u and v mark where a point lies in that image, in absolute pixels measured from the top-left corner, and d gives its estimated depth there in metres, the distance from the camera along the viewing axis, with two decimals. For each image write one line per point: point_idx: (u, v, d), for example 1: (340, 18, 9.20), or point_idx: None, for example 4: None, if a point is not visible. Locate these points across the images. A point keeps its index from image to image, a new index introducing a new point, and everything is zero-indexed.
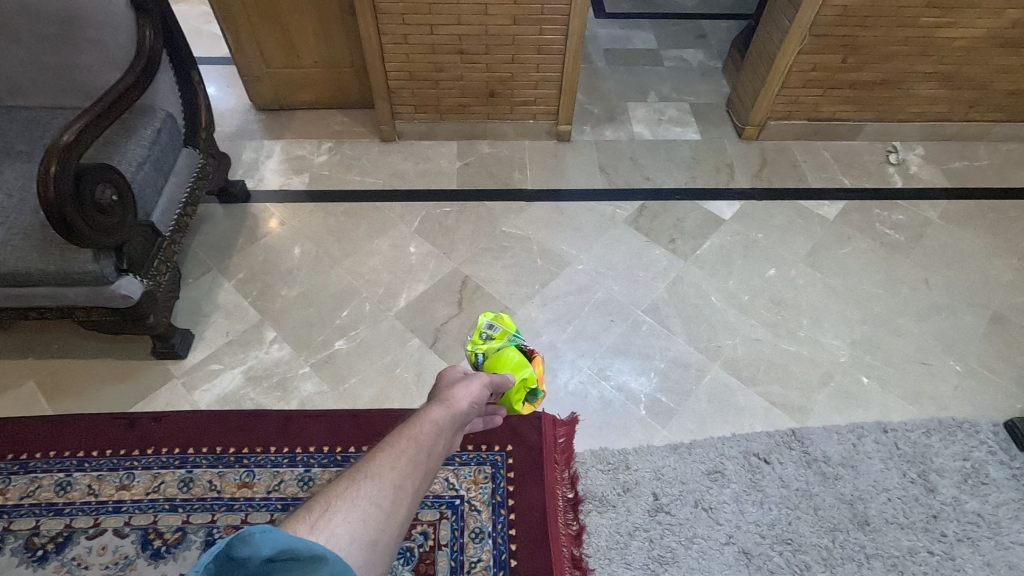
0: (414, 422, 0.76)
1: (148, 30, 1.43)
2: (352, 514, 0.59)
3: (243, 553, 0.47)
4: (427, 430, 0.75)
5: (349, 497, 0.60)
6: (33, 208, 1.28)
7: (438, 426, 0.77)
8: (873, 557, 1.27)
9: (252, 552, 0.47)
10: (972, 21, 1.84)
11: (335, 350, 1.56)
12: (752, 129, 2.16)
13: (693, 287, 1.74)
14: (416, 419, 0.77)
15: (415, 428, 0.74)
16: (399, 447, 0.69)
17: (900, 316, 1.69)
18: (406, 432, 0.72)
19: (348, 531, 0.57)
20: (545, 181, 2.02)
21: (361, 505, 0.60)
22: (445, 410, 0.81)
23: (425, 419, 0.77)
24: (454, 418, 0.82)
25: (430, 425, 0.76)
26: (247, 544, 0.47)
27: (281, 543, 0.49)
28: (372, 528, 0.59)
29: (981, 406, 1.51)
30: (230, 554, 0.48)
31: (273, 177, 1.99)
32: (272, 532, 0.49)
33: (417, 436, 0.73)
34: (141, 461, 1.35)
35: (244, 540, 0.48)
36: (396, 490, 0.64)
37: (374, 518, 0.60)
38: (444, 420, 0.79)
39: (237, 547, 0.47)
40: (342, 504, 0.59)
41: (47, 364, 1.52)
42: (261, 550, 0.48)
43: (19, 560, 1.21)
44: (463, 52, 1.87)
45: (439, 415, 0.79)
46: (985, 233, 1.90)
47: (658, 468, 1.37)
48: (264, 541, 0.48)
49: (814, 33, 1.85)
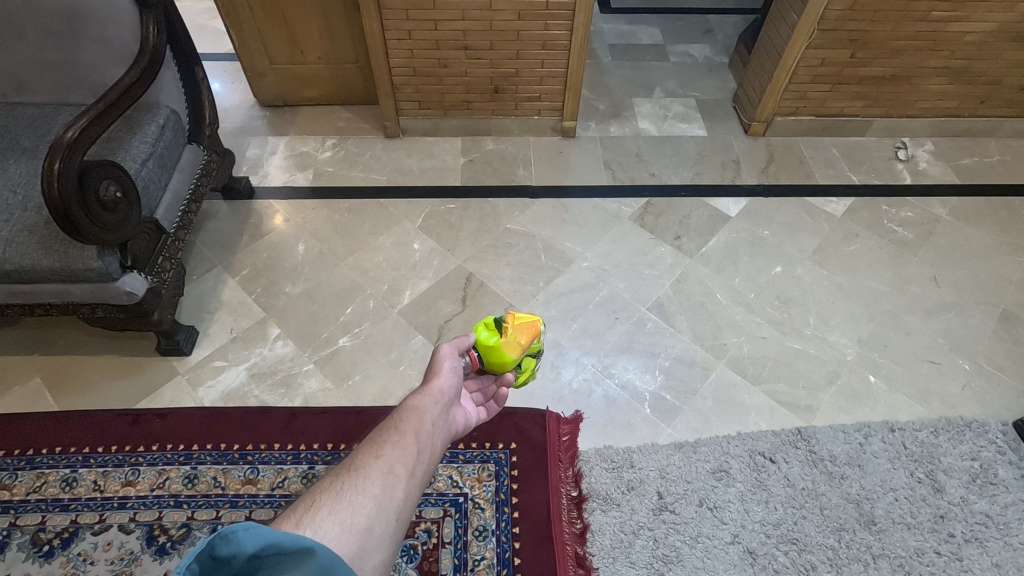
0: (395, 413, 0.75)
1: (151, 27, 1.41)
2: (339, 507, 0.58)
3: (226, 552, 0.45)
4: (410, 417, 0.74)
5: (335, 491, 0.60)
6: (38, 204, 1.28)
7: (422, 412, 0.76)
8: (879, 558, 1.26)
9: (235, 550, 0.45)
10: (984, 15, 1.81)
11: (339, 347, 1.56)
12: (758, 125, 2.14)
13: (699, 284, 1.73)
14: (398, 410, 0.76)
15: (397, 418, 0.74)
16: (382, 438, 0.69)
17: (908, 315, 1.67)
18: (389, 424, 0.72)
19: (337, 523, 0.56)
20: (549, 177, 2.01)
21: (348, 497, 0.60)
22: (427, 396, 0.81)
23: (406, 407, 0.77)
24: (438, 402, 0.81)
25: (412, 412, 0.75)
26: (229, 543, 0.45)
27: (265, 539, 0.46)
28: (362, 516, 0.59)
29: (990, 405, 1.50)
30: (213, 554, 0.45)
31: (277, 173, 1.99)
32: (255, 528, 0.46)
33: (400, 424, 0.72)
34: (146, 457, 1.35)
35: (225, 538, 0.45)
36: (384, 477, 0.64)
37: (363, 508, 0.60)
38: (428, 405, 0.79)
39: (218, 546, 0.45)
40: (327, 499, 0.59)
41: (53, 361, 1.52)
42: (245, 547, 0.45)
43: (25, 555, 1.22)
44: (468, 47, 1.85)
45: (421, 402, 0.78)
46: (994, 230, 1.88)
47: (662, 467, 1.37)
48: (247, 538, 0.45)
49: (823, 28, 1.83)
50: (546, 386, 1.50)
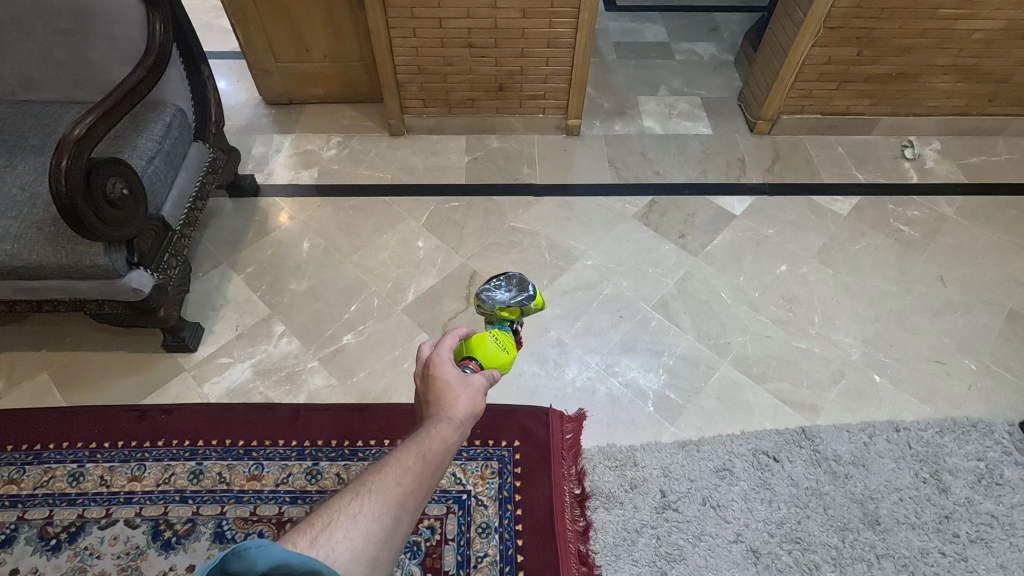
0: (423, 433, 0.70)
1: (157, 24, 1.41)
2: (353, 531, 0.56)
3: (238, 568, 0.44)
4: (436, 446, 0.68)
5: (351, 512, 0.57)
6: (46, 202, 1.29)
7: (448, 441, 0.71)
8: (884, 557, 1.25)
9: (246, 569, 0.43)
10: (992, 13, 1.79)
11: (343, 345, 1.57)
12: (763, 124, 2.13)
13: (703, 283, 1.72)
14: (426, 431, 0.71)
15: (423, 442, 0.68)
16: (405, 463, 0.65)
17: (913, 314, 1.66)
18: (415, 446, 0.67)
19: (349, 547, 0.54)
20: (554, 176, 2.01)
21: (364, 521, 0.57)
22: (456, 420, 0.73)
23: (434, 432, 0.70)
24: (463, 428, 0.74)
25: (439, 439, 0.69)
26: (242, 561, 0.44)
27: (277, 558, 0.45)
28: (372, 545, 0.56)
29: (996, 406, 1.49)
30: (224, 569, 0.44)
31: (283, 171, 2.00)
32: (269, 547, 0.45)
33: (425, 452, 0.67)
34: (152, 453, 1.36)
35: (239, 555, 0.44)
36: (397, 507, 0.61)
37: (375, 535, 0.57)
38: (455, 432, 0.72)
39: (231, 562, 0.44)
40: (342, 520, 0.56)
41: (60, 357, 1.53)
42: (258, 566, 0.44)
43: (32, 548, 1.23)
44: (472, 45, 1.85)
45: (449, 430, 0.72)
46: (1001, 230, 1.86)
47: (666, 465, 1.37)
48: (260, 557, 0.44)
49: (829, 25, 1.82)
50: (549, 384, 1.50)
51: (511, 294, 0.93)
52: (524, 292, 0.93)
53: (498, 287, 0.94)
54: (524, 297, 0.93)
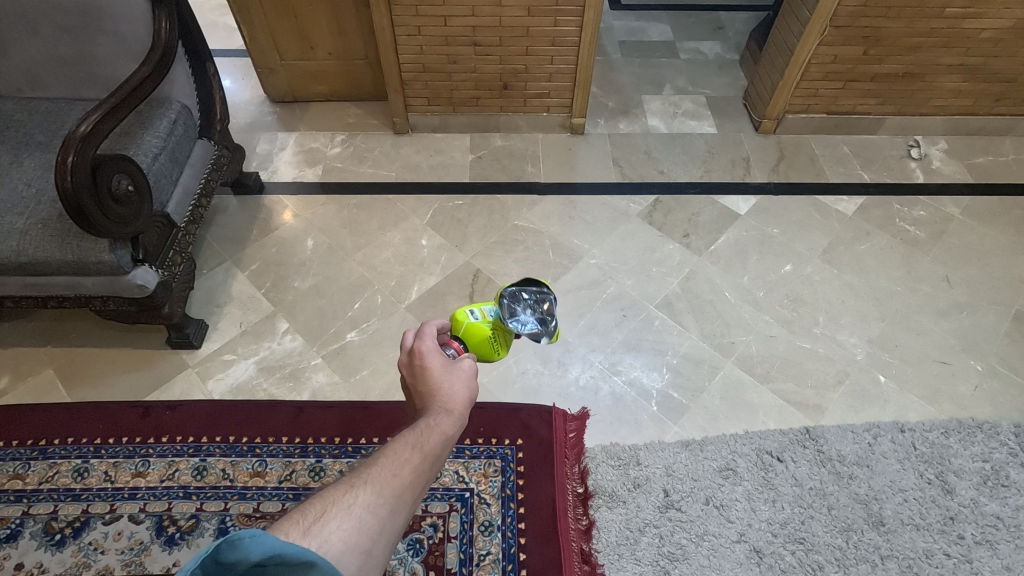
0: (421, 425, 0.70)
1: (163, 23, 1.42)
2: (348, 521, 0.55)
3: (231, 558, 0.44)
4: (435, 438, 0.68)
5: (346, 504, 0.57)
6: (51, 199, 1.30)
7: (445, 432, 0.70)
8: (887, 558, 1.25)
9: (240, 558, 0.44)
10: (999, 12, 1.78)
11: (347, 342, 1.57)
12: (769, 123, 2.12)
13: (707, 283, 1.72)
14: (424, 423, 0.70)
15: (420, 434, 0.68)
16: (402, 455, 0.64)
17: (919, 314, 1.65)
18: (411, 439, 0.67)
19: (343, 538, 0.54)
20: (557, 174, 2.01)
21: (359, 512, 0.57)
22: (451, 413, 0.73)
23: (431, 425, 0.70)
24: (460, 419, 0.74)
25: (437, 431, 0.69)
26: (236, 550, 0.44)
27: (271, 548, 0.45)
28: (366, 538, 0.56)
29: (1003, 407, 1.48)
30: (218, 560, 0.44)
31: (287, 168, 2.00)
32: (262, 536, 0.45)
33: (421, 444, 0.67)
34: (156, 449, 1.37)
35: (232, 544, 0.44)
36: (394, 499, 0.60)
37: (370, 528, 0.57)
38: (455, 423, 0.73)
39: (225, 552, 0.44)
40: (338, 511, 0.56)
41: (65, 354, 1.54)
42: (250, 555, 0.44)
43: (38, 543, 1.23)
44: (477, 44, 1.85)
45: (448, 422, 0.72)
46: (1007, 230, 1.85)
47: (669, 464, 1.36)
48: (254, 546, 0.44)
49: (835, 24, 1.81)
50: (552, 383, 1.50)
51: (533, 314, 0.88)
52: (546, 327, 0.87)
53: (527, 305, 0.88)
54: (543, 336, 0.87)
